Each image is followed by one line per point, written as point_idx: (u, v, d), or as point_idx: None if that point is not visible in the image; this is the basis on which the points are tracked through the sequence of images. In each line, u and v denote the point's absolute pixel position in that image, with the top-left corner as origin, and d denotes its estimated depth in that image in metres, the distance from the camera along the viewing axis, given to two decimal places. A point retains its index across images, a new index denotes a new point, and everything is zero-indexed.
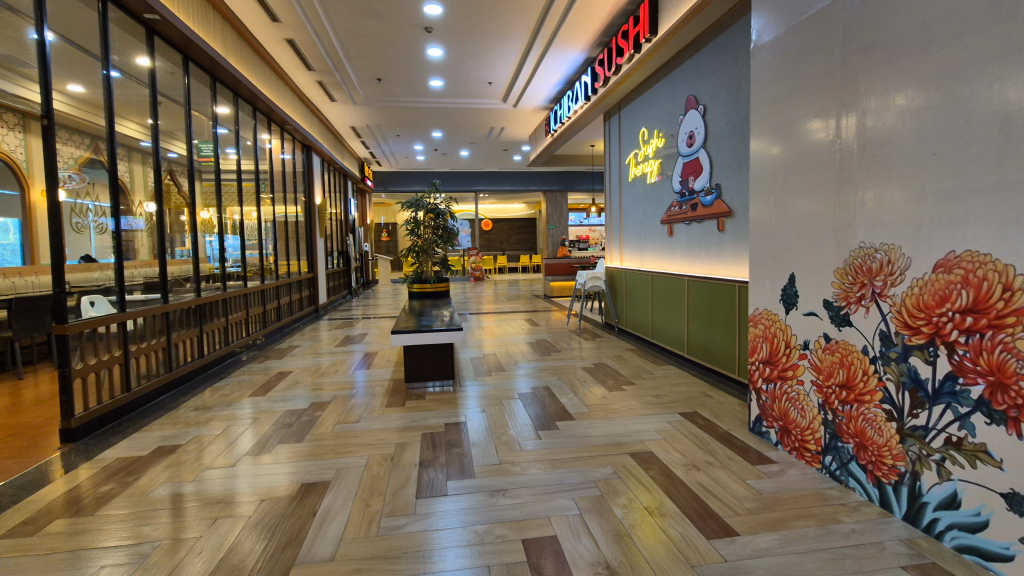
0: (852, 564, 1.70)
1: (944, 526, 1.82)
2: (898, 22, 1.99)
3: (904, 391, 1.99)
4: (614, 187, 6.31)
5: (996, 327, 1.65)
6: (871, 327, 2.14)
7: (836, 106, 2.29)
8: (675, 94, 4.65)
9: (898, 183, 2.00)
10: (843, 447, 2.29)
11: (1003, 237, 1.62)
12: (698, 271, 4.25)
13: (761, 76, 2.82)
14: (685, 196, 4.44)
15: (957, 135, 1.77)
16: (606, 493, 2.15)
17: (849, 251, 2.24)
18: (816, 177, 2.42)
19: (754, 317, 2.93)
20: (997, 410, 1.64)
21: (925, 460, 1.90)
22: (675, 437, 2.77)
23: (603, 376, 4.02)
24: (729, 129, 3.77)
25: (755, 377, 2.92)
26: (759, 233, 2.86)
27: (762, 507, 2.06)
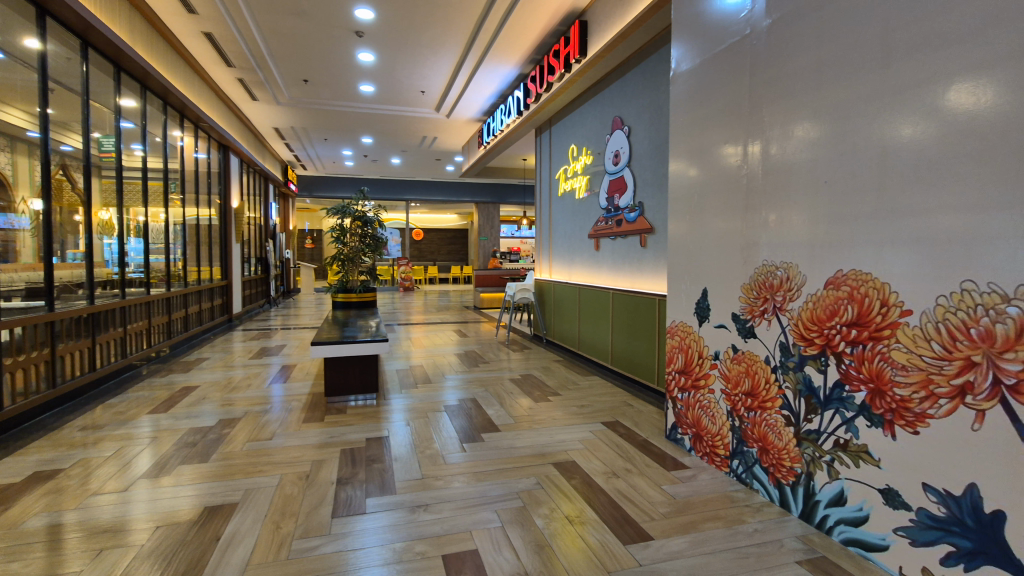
0: (755, 562, 1.81)
1: (833, 522, 1.99)
2: (795, 61, 2.21)
3: (800, 397, 2.16)
4: (543, 201, 6.45)
5: (876, 339, 1.83)
6: (772, 339, 2.32)
7: (744, 134, 2.49)
8: (602, 115, 4.84)
9: (796, 207, 2.19)
10: (748, 451, 2.45)
11: (881, 257, 1.82)
12: (622, 285, 4.42)
13: (680, 101, 3.00)
14: (611, 213, 4.61)
15: (843, 165, 1.97)
16: (528, 504, 2.16)
17: (754, 268, 2.42)
18: (726, 199, 2.60)
19: (670, 328, 3.07)
20: (876, 414, 1.83)
21: (818, 461, 2.07)
22: (596, 446, 2.85)
23: (530, 387, 4.06)
24: (651, 149, 3.97)
25: (671, 386, 3.06)
26: (676, 250, 3.02)
27: (676, 511, 2.15)
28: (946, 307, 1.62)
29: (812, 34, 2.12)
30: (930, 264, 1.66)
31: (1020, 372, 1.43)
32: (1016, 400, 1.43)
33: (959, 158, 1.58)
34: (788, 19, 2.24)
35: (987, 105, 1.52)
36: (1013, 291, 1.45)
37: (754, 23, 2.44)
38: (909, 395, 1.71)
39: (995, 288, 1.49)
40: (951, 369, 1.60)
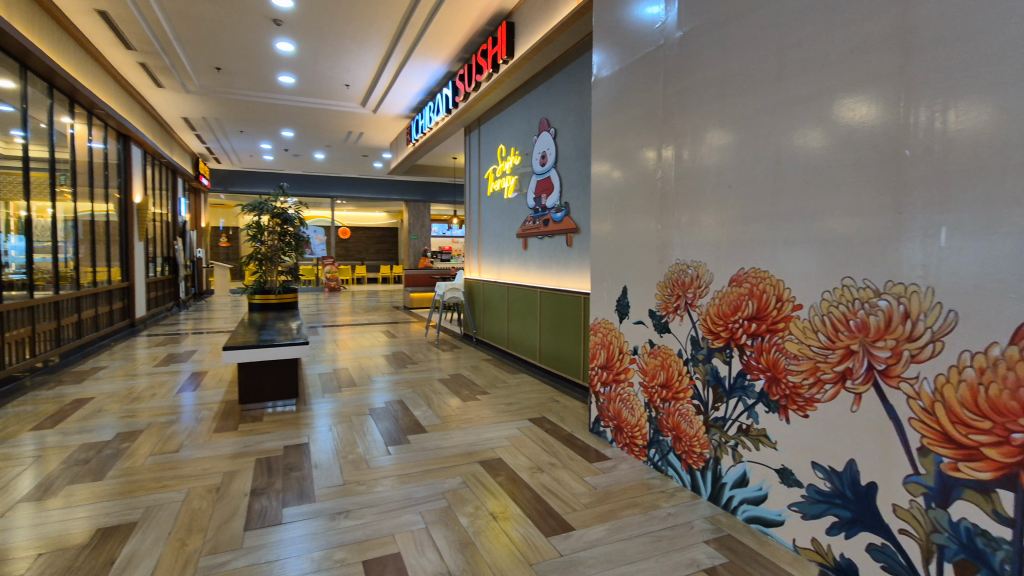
0: (667, 544, 1.92)
1: (737, 502, 2.15)
2: (703, 73, 2.36)
3: (708, 387, 2.31)
4: (473, 201, 6.46)
5: (772, 331, 2.00)
6: (684, 333, 2.46)
7: (660, 139, 2.62)
8: (529, 116, 4.91)
9: (704, 209, 2.34)
10: (663, 440, 2.58)
11: (776, 257, 1.99)
12: (549, 283, 4.51)
13: (602, 106, 3.11)
14: (538, 212, 4.69)
15: (744, 171, 2.13)
16: (453, 503, 2.16)
17: (668, 267, 2.55)
18: (644, 201, 2.73)
19: (594, 325, 3.17)
20: (774, 400, 1.99)
21: (724, 446, 2.22)
22: (523, 442, 2.89)
23: (458, 387, 4.05)
24: (576, 152, 4.08)
25: (594, 381, 3.16)
26: (599, 249, 3.13)
27: (596, 501, 2.23)
28: (830, 301, 1.79)
29: (718, 48, 2.27)
30: (816, 262, 1.84)
31: (889, 358, 1.61)
32: (886, 382, 1.62)
33: (840, 166, 1.76)
34: (696, 32, 2.39)
35: (861, 120, 1.70)
36: (884, 286, 1.63)
37: (667, 34, 2.58)
38: (801, 381, 1.88)
39: (869, 284, 1.67)
40: (834, 357, 1.78)
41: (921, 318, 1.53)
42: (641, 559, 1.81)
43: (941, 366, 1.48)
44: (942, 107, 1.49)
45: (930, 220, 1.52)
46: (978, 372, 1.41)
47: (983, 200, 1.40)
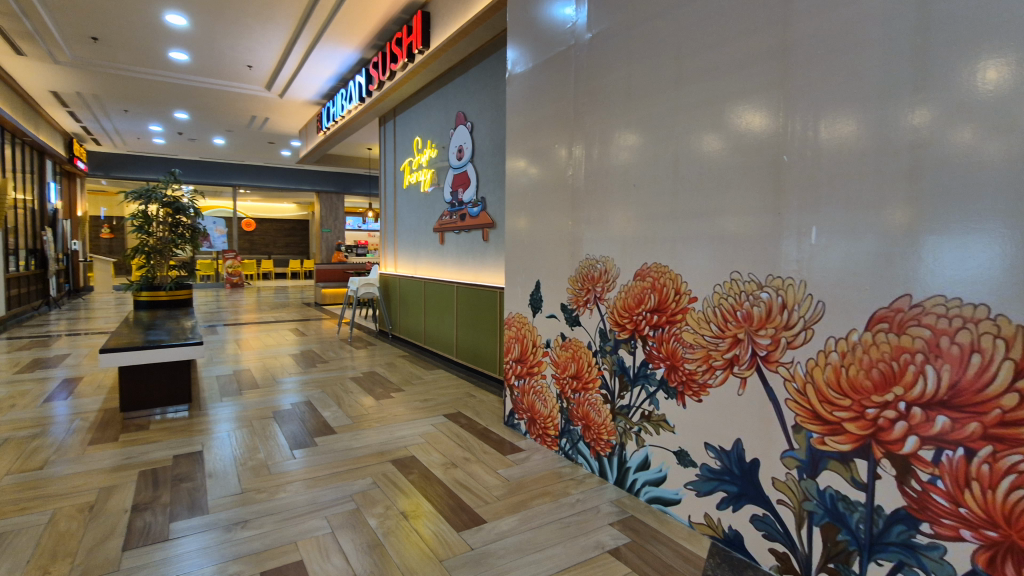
0: (575, 529, 1.99)
1: (641, 484, 2.27)
2: (610, 75, 2.45)
3: (615, 376, 2.41)
4: (388, 194, 6.29)
5: (671, 322, 2.12)
6: (594, 326, 2.55)
7: (571, 138, 2.70)
8: (445, 109, 4.86)
9: (612, 206, 2.43)
10: (574, 429, 2.67)
11: (675, 253, 2.11)
12: (466, 278, 4.51)
13: (517, 102, 3.14)
14: (455, 207, 4.66)
15: (648, 171, 2.25)
16: (362, 505, 2.09)
17: (579, 262, 2.64)
18: (557, 197, 2.80)
19: (508, 319, 3.21)
20: (672, 386, 2.12)
21: (629, 433, 2.33)
22: (437, 438, 2.87)
23: (371, 385, 3.94)
24: (492, 146, 4.09)
25: (509, 375, 3.20)
26: (514, 244, 3.16)
27: (508, 493, 2.26)
28: (720, 294, 1.94)
29: (623, 52, 2.37)
30: (709, 257, 1.98)
31: (769, 344, 1.77)
32: (767, 367, 1.78)
33: (731, 168, 1.90)
34: (604, 36, 2.48)
35: (747, 127, 1.85)
36: (766, 279, 1.79)
37: (577, 35, 2.65)
38: (696, 368, 2.02)
39: (753, 278, 1.83)
40: (724, 345, 1.92)
41: (796, 308, 1.70)
42: (549, 546, 1.86)
43: (812, 351, 1.65)
44: (813, 118, 1.66)
45: (804, 219, 1.68)
46: (841, 355, 1.58)
47: (846, 202, 1.57)
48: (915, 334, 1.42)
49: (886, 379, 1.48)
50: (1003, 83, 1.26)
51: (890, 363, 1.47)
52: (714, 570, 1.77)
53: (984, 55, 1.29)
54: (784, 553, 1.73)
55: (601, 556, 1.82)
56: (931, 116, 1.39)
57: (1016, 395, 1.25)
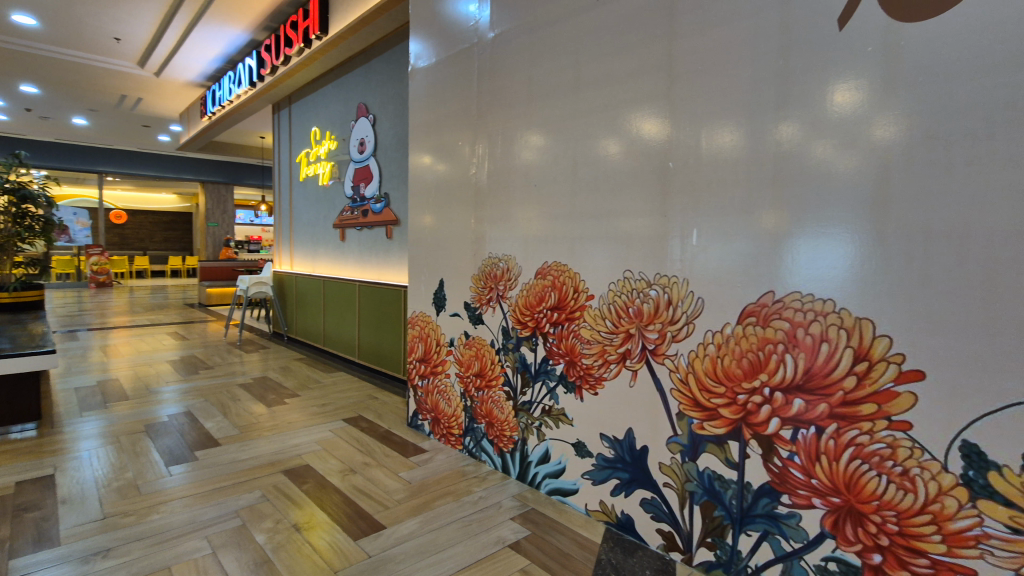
0: (476, 527, 2.00)
1: (541, 477, 2.33)
2: (512, 76, 2.48)
3: (517, 372, 2.46)
4: (283, 186, 5.91)
5: (570, 319, 2.20)
6: (496, 323, 2.57)
7: (474, 137, 2.70)
8: (345, 100, 4.65)
9: (514, 206, 2.47)
10: (477, 427, 2.68)
11: (573, 253, 2.19)
12: (368, 277, 4.36)
13: (420, 98, 3.08)
14: (356, 202, 4.48)
15: (548, 173, 2.31)
16: (249, 520, 1.95)
17: (482, 261, 2.65)
18: (460, 196, 2.79)
19: (411, 319, 3.15)
20: (571, 381, 2.20)
21: (530, 427, 2.38)
22: (335, 444, 2.75)
23: (262, 392, 3.68)
24: (395, 141, 3.99)
25: (412, 375, 3.14)
26: (418, 241, 3.11)
27: (410, 495, 2.22)
28: (614, 292, 2.04)
29: (525, 54, 2.41)
30: (604, 257, 2.08)
31: (657, 338, 1.89)
32: (655, 359, 1.90)
33: (624, 172, 2.01)
34: (506, 36, 2.51)
35: (638, 134, 1.96)
36: (654, 278, 1.91)
37: (480, 34, 2.66)
38: (592, 363, 2.11)
39: (643, 276, 1.94)
40: (618, 340, 2.03)
41: (680, 304, 1.83)
42: (449, 546, 1.86)
43: (693, 344, 1.79)
44: (695, 129, 1.80)
45: (687, 222, 1.82)
46: (717, 347, 1.73)
47: (721, 207, 1.73)
48: (777, 326, 1.59)
49: (754, 367, 1.64)
50: (847, 106, 1.45)
51: (757, 353, 1.63)
52: (608, 554, 1.87)
53: (833, 81, 1.48)
54: (669, 532, 1.86)
55: (501, 551, 1.84)
56: (793, 132, 1.56)
57: (855, 377, 1.45)
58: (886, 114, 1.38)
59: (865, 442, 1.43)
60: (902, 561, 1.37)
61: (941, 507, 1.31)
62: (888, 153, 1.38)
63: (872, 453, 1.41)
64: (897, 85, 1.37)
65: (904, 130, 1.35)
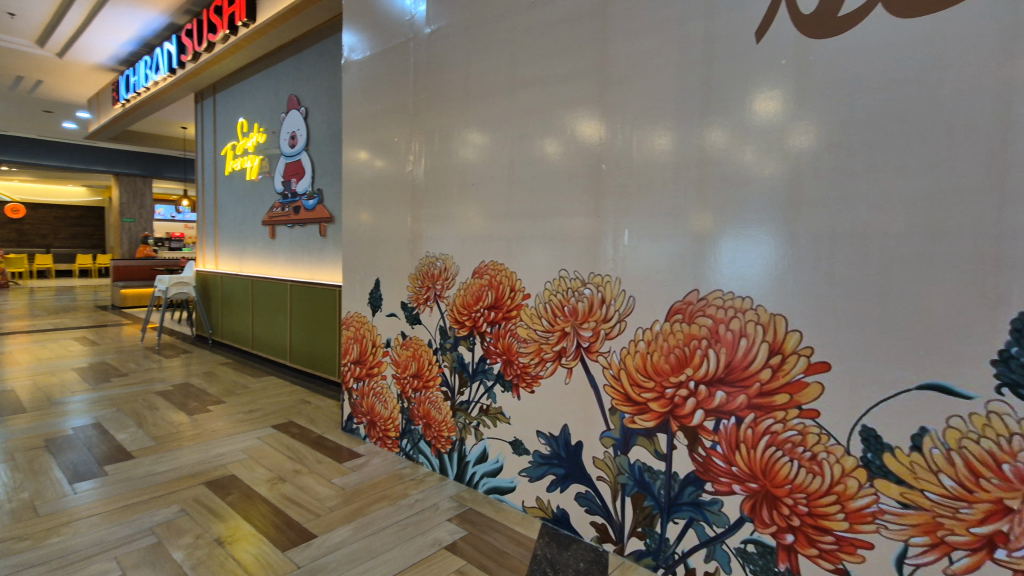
0: (412, 530, 1.97)
1: (479, 477, 2.33)
2: (448, 74, 2.46)
3: (454, 372, 2.44)
4: (207, 181, 5.57)
5: (507, 318, 2.21)
6: (433, 323, 2.54)
7: (410, 135, 2.66)
8: (275, 91, 4.45)
9: (451, 205, 2.46)
10: (414, 428, 2.64)
11: (510, 253, 2.20)
12: (300, 276, 4.19)
13: (355, 92, 3.00)
14: (288, 198, 4.30)
15: (485, 172, 2.31)
16: (165, 537, 1.83)
17: (418, 260, 2.61)
18: (396, 194, 2.74)
19: (345, 319, 3.06)
20: (508, 379, 2.22)
21: (468, 427, 2.38)
22: (263, 452, 2.63)
23: (183, 399, 3.45)
24: (329, 136, 3.86)
25: (347, 377, 3.05)
26: (353, 240, 3.02)
27: (343, 502, 2.16)
28: (550, 291, 2.07)
29: (462, 51, 2.39)
30: (539, 257, 2.10)
31: (591, 336, 1.94)
32: (589, 356, 1.95)
33: (560, 173, 2.04)
34: (443, 33, 2.48)
35: (573, 136, 2.00)
36: (587, 277, 1.95)
37: (415, 30, 2.62)
38: (529, 361, 2.14)
39: (577, 275, 1.99)
40: (553, 338, 2.06)
41: (612, 302, 1.88)
42: (384, 551, 1.82)
43: (624, 341, 1.85)
44: (626, 132, 1.85)
45: (618, 222, 1.87)
46: (647, 344, 1.79)
47: (651, 208, 1.79)
48: (702, 322, 1.67)
49: (680, 362, 1.72)
50: (764, 115, 1.55)
51: (683, 349, 1.71)
52: (544, 549, 1.89)
53: (752, 90, 1.57)
54: (602, 524, 1.91)
55: (437, 553, 1.83)
56: (717, 137, 1.64)
57: (770, 369, 1.55)
58: (798, 124, 1.49)
59: (779, 430, 1.53)
60: (811, 539, 1.48)
61: (844, 487, 1.43)
62: (801, 160, 1.48)
63: (785, 440, 1.52)
64: (808, 97, 1.47)
65: (815, 139, 1.46)
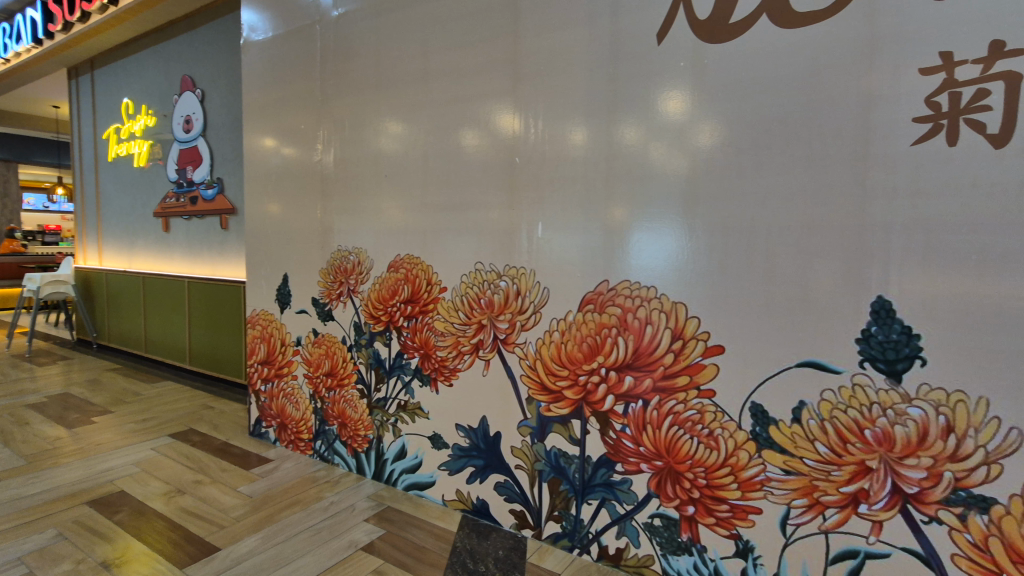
0: (326, 534, 1.91)
1: (398, 474, 2.30)
2: (358, 60, 2.37)
3: (370, 369, 2.38)
4: (86, 167, 4.99)
5: (424, 312, 2.18)
6: (347, 319, 2.46)
7: (319, 123, 2.54)
8: (166, 70, 4.06)
9: (363, 197, 2.38)
10: (329, 429, 2.54)
11: (426, 246, 2.18)
12: (200, 272, 3.88)
13: (256, 75, 2.80)
14: (183, 188, 3.95)
15: (399, 164, 2.25)
16: (38, 567, 1.64)
17: (330, 253, 2.51)
18: (305, 185, 2.61)
19: (251, 318, 2.88)
20: (426, 374, 2.19)
21: (385, 425, 2.33)
22: (159, 464, 2.42)
23: (62, 411, 3.10)
24: (229, 121, 3.59)
25: (254, 379, 2.88)
26: (258, 233, 2.84)
27: (251, 510, 2.04)
28: (466, 283, 2.07)
29: (372, 37, 2.31)
30: (456, 250, 2.09)
31: (507, 328, 1.96)
32: (506, 348, 1.97)
33: (475, 165, 2.04)
34: (351, 17, 2.38)
35: (488, 128, 2.00)
36: (503, 269, 1.97)
37: (322, 12, 2.49)
38: (446, 355, 2.13)
39: (493, 267, 2.00)
40: (470, 331, 2.06)
41: (528, 294, 1.91)
42: (296, 558, 1.75)
43: (539, 332, 1.89)
44: (539, 126, 1.88)
45: (532, 215, 1.90)
46: (561, 334, 1.84)
47: (563, 201, 1.84)
48: (612, 311, 1.74)
49: (592, 350, 1.78)
50: (667, 114, 1.63)
51: (595, 337, 1.77)
52: (463, 541, 1.91)
53: (658, 89, 1.65)
54: (521, 511, 1.95)
55: (353, 555, 1.78)
56: (624, 133, 1.71)
57: (672, 354, 1.65)
58: (697, 123, 1.58)
59: (680, 410, 1.63)
60: (709, 509, 1.60)
61: (737, 459, 1.55)
62: (700, 156, 1.58)
63: (686, 420, 1.62)
64: (705, 97, 1.57)
65: (712, 138, 1.56)
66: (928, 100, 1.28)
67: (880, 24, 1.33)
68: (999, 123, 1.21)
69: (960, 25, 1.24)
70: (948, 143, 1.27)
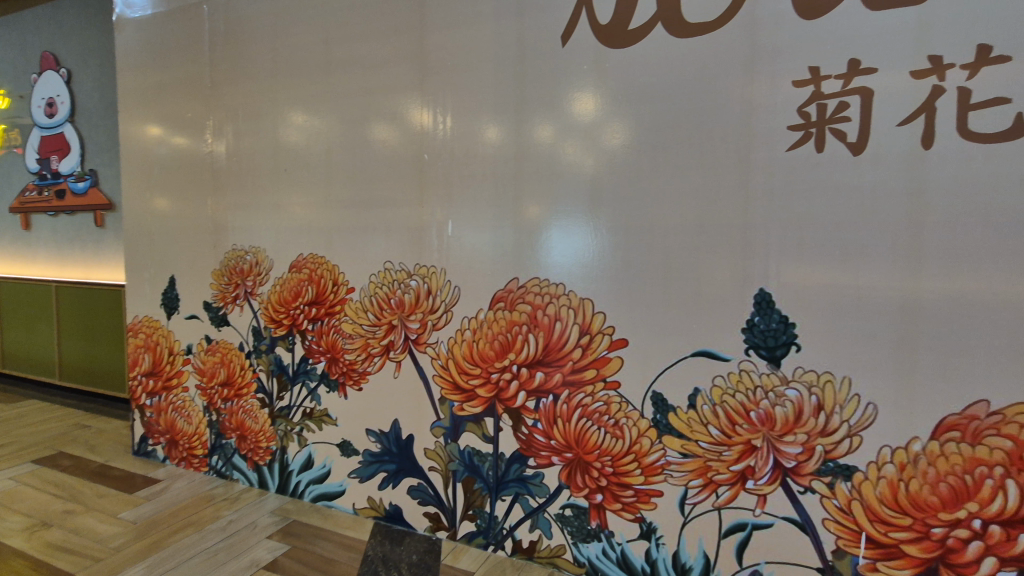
0: (224, 555, 1.78)
1: (304, 485, 2.18)
2: (252, 46, 2.21)
3: (272, 377, 2.24)
4: None
5: (329, 314, 2.09)
6: (245, 324, 2.30)
7: (208, 112, 2.34)
8: (21, 44, 3.55)
9: (261, 194, 2.23)
10: (227, 443, 2.37)
11: (330, 246, 2.08)
12: (70, 275, 3.45)
13: (133, 56, 2.53)
14: (47, 180, 3.49)
15: (299, 158, 2.13)
16: None
17: (224, 253, 2.32)
18: (193, 180, 2.40)
19: (132, 325, 2.60)
20: (333, 379, 2.10)
21: (290, 434, 2.20)
22: (21, 495, 2.13)
23: None
24: (102, 106, 3.22)
25: (138, 393, 2.61)
26: (138, 231, 2.57)
27: (135, 538, 1.85)
28: (374, 284, 2.00)
29: (267, 22, 2.16)
30: (362, 250, 2.02)
31: (418, 328, 1.93)
32: (417, 348, 1.93)
33: (382, 161, 1.97)
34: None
35: (396, 123, 1.94)
36: (413, 269, 1.93)
37: None
38: (355, 358, 2.05)
39: (403, 267, 1.95)
40: (380, 332, 2.00)
41: (438, 293, 1.89)
42: None
43: (451, 331, 1.87)
44: (448, 122, 1.86)
45: (442, 213, 1.88)
46: (472, 332, 1.84)
47: (473, 199, 1.83)
48: (522, 308, 1.76)
49: (504, 347, 1.79)
50: (573, 114, 1.67)
51: (506, 335, 1.78)
52: (375, 549, 1.85)
53: (564, 90, 1.68)
54: (435, 513, 1.93)
55: None
56: (533, 132, 1.73)
57: (580, 348, 1.70)
58: (601, 123, 1.64)
59: (588, 402, 1.69)
60: (616, 495, 1.67)
61: (640, 446, 1.63)
62: (604, 157, 1.64)
63: (593, 411, 1.68)
64: (608, 100, 1.63)
65: (614, 139, 1.62)
66: (800, 109, 1.41)
67: (759, 38, 1.44)
68: (856, 133, 1.36)
69: (823, 44, 1.38)
70: (816, 149, 1.40)
